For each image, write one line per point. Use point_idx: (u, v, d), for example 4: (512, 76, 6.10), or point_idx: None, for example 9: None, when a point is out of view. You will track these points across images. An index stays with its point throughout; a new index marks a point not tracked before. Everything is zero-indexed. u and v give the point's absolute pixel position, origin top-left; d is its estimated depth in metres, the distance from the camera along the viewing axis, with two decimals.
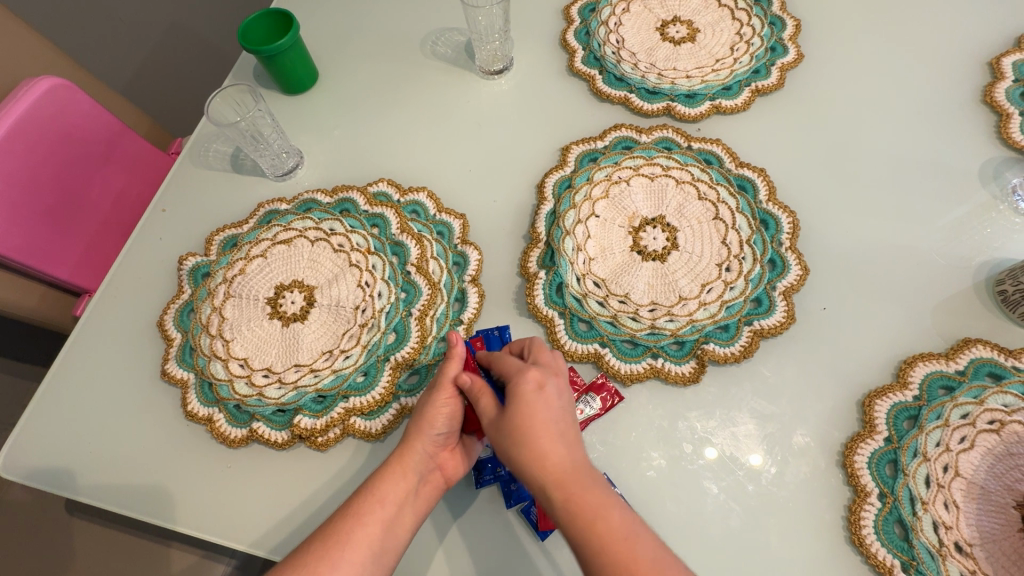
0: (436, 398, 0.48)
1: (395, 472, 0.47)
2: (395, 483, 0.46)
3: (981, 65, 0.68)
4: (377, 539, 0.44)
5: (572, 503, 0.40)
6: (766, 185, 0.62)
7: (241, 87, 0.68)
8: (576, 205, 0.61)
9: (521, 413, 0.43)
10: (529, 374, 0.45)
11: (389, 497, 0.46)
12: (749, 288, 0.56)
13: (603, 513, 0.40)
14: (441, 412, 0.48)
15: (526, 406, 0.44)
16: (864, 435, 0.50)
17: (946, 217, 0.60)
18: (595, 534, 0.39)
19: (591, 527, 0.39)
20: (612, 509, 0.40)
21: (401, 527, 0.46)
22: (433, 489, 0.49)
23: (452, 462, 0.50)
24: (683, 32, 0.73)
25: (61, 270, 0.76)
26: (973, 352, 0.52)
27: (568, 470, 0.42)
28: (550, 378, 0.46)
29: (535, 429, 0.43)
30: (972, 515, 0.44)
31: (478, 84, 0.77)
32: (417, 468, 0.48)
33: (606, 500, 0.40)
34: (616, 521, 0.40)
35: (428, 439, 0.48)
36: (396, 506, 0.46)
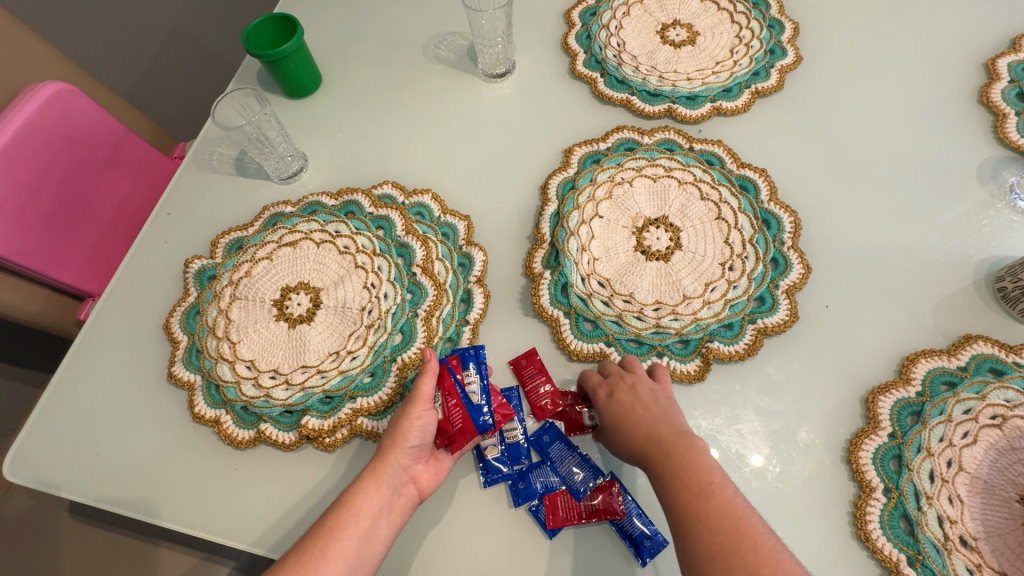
0: (412, 412, 0.50)
1: (369, 483, 0.47)
2: (370, 494, 0.47)
3: (977, 67, 0.70)
4: (352, 554, 0.44)
5: (657, 469, 0.45)
6: (768, 185, 0.63)
7: (247, 90, 0.68)
8: (580, 206, 0.62)
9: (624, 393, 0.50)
10: (600, 386, 0.52)
11: (364, 509, 0.46)
12: (753, 287, 0.56)
13: (683, 471, 0.43)
14: (415, 426, 0.50)
15: (607, 407, 0.50)
16: (868, 431, 0.51)
17: (945, 216, 0.61)
18: (676, 490, 0.43)
19: (677, 487, 0.43)
20: (687, 468, 0.43)
21: (376, 541, 0.45)
22: (408, 502, 0.49)
23: (425, 475, 0.51)
24: (683, 35, 0.74)
25: (65, 274, 0.76)
26: (975, 348, 0.52)
27: (658, 439, 0.46)
28: (619, 381, 0.51)
29: (619, 418, 0.48)
30: (976, 509, 0.44)
31: (481, 87, 0.78)
32: (392, 481, 0.48)
33: (689, 459, 0.44)
34: (695, 475, 0.43)
35: (402, 451, 0.49)
36: (369, 520, 0.46)
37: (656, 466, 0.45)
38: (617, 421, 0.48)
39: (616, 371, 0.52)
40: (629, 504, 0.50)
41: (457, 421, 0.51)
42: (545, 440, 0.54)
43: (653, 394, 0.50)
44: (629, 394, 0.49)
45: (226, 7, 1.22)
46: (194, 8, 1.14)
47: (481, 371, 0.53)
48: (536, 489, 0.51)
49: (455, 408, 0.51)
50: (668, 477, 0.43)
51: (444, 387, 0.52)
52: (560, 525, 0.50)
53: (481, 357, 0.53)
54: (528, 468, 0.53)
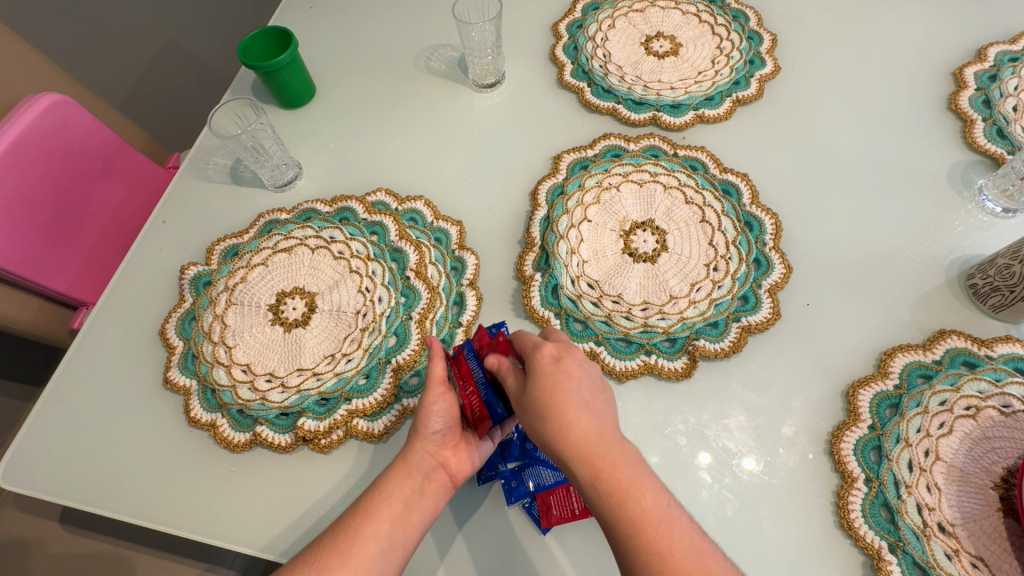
0: (431, 397, 0.50)
1: (399, 471, 0.48)
2: (400, 481, 0.48)
3: (946, 76, 0.73)
4: (386, 534, 0.45)
5: (607, 482, 0.41)
6: (749, 189, 0.65)
7: (243, 100, 0.71)
8: (569, 210, 0.64)
9: (544, 386, 0.44)
10: (546, 346, 0.47)
11: (394, 494, 0.47)
12: (736, 286, 0.58)
13: (638, 493, 0.41)
14: (436, 410, 0.50)
15: (548, 374, 0.45)
16: (849, 423, 0.52)
17: (919, 217, 0.64)
18: (635, 517, 0.40)
19: (631, 510, 0.40)
20: (646, 490, 0.41)
21: (410, 525, 0.46)
22: (440, 488, 0.49)
23: (457, 460, 0.50)
24: (666, 47, 0.77)
25: (59, 283, 0.76)
26: (949, 342, 0.55)
27: (591, 446, 0.43)
28: (568, 351, 0.47)
29: (558, 397, 0.44)
30: (953, 497, 0.46)
31: (472, 97, 0.80)
32: (421, 467, 0.49)
33: (640, 479, 0.42)
34: (650, 501, 0.40)
35: (425, 438, 0.50)
36: (402, 503, 0.47)
37: (603, 479, 0.41)
38: (556, 404, 0.44)
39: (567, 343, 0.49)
40: None
41: (476, 408, 0.48)
42: (528, 447, 0.54)
43: (589, 372, 0.47)
44: (578, 368, 0.46)
45: (219, 21, 1.24)
46: (187, 22, 1.16)
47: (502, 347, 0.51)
48: (529, 488, 0.52)
49: (473, 394, 0.49)
50: (623, 497, 0.40)
51: (462, 374, 0.51)
52: (553, 524, 0.51)
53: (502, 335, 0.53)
54: (522, 466, 0.53)
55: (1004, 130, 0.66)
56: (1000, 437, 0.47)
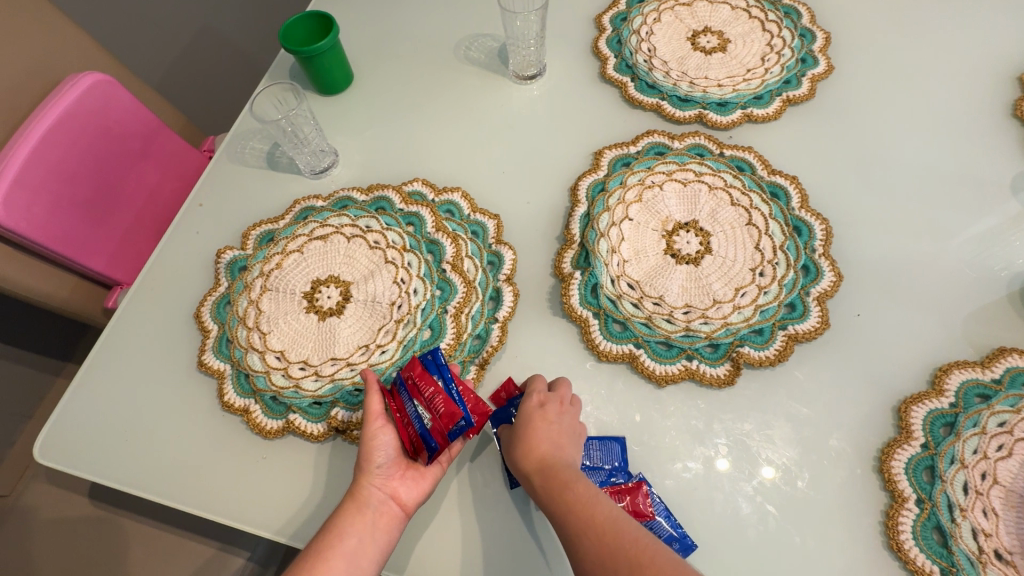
0: (370, 432, 0.51)
1: (350, 507, 0.49)
2: (352, 517, 0.48)
3: (1010, 81, 0.69)
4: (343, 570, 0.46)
5: (550, 482, 0.46)
6: (799, 193, 0.63)
7: (285, 84, 0.70)
8: (610, 208, 0.62)
9: (522, 426, 0.49)
10: (536, 394, 0.50)
11: (348, 530, 0.47)
12: (784, 293, 0.56)
13: (572, 486, 0.45)
14: (376, 446, 0.51)
15: (524, 416, 0.49)
16: (901, 441, 0.50)
17: (978, 229, 0.61)
18: (569, 504, 0.44)
19: (563, 499, 0.44)
20: (597, 504, 0.44)
21: (365, 557, 0.47)
22: (393, 518, 0.49)
23: (405, 489, 0.50)
24: (714, 42, 0.74)
25: (96, 261, 0.77)
26: (1009, 361, 0.52)
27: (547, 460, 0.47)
28: (557, 402, 0.50)
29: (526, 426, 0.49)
30: (1011, 523, 0.44)
31: (512, 88, 0.79)
32: (371, 501, 0.49)
33: (576, 476, 0.46)
34: (582, 491, 0.45)
35: (371, 472, 0.50)
36: (356, 538, 0.47)
37: (563, 491, 0.45)
38: (525, 437, 0.48)
39: (563, 394, 0.51)
40: (657, 505, 0.49)
41: (413, 439, 0.50)
42: None
43: (570, 423, 0.50)
44: (557, 418, 0.49)
45: (257, 7, 1.24)
46: (225, 6, 1.16)
47: (445, 387, 0.48)
48: None
49: (410, 425, 0.50)
50: (560, 492, 0.45)
51: (395, 405, 0.52)
52: None
53: (442, 363, 0.49)
54: None
55: None
56: None
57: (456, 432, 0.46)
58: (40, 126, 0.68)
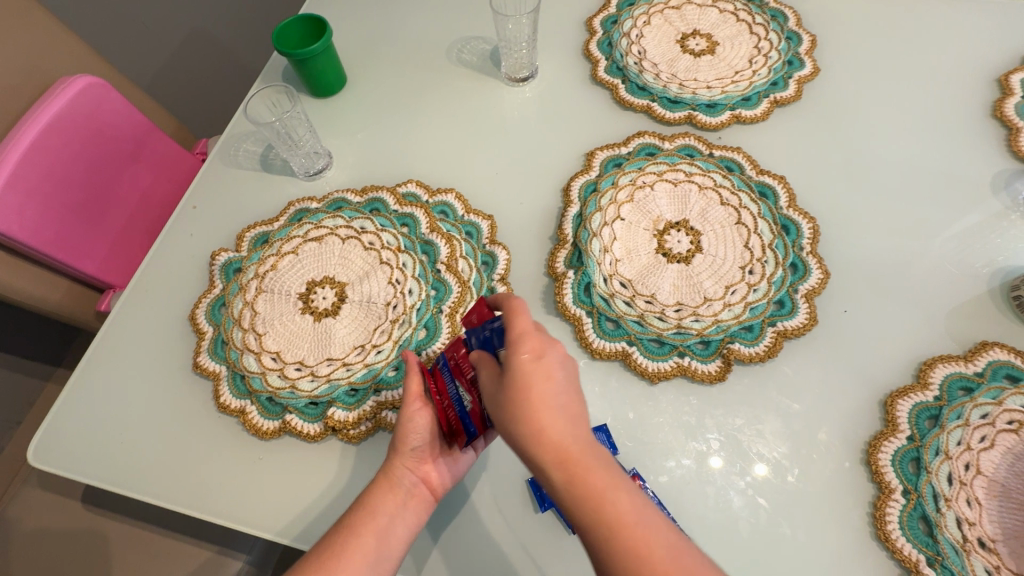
0: (408, 413, 0.51)
1: (383, 486, 0.49)
2: (384, 495, 0.49)
3: (990, 82, 0.71)
4: (372, 548, 0.46)
5: (581, 486, 0.39)
6: (787, 192, 0.64)
7: (278, 86, 0.71)
8: (603, 208, 0.63)
9: (522, 389, 0.41)
10: (529, 340, 0.42)
11: (380, 508, 0.48)
12: (772, 290, 0.57)
13: (613, 495, 0.39)
14: (414, 427, 0.51)
15: (522, 376, 0.41)
16: (887, 434, 0.51)
17: (960, 226, 0.62)
18: (608, 519, 0.38)
19: (603, 514, 0.39)
20: (615, 492, 0.39)
21: (393, 538, 0.47)
22: (422, 502, 0.50)
23: (436, 473, 0.51)
24: (703, 45, 0.76)
25: (87, 264, 0.77)
26: (991, 355, 0.54)
27: (570, 451, 0.40)
28: (550, 345, 0.43)
29: (535, 401, 0.41)
30: (994, 512, 0.45)
31: (504, 90, 0.79)
32: (403, 482, 0.50)
33: (613, 481, 0.40)
34: (625, 504, 0.39)
35: (405, 454, 0.50)
36: (387, 517, 0.48)
37: (578, 475, 0.40)
38: (534, 407, 0.41)
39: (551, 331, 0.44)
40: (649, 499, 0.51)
41: (453, 422, 0.49)
42: None
43: (569, 371, 0.43)
44: (559, 367, 0.42)
45: (249, 10, 1.25)
46: (217, 9, 1.17)
47: None
48: None
49: (450, 408, 0.49)
50: (597, 502, 0.39)
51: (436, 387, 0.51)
52: None
53: None
54: None
55: None
56: None
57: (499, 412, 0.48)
58: (31, 130, 0.68)
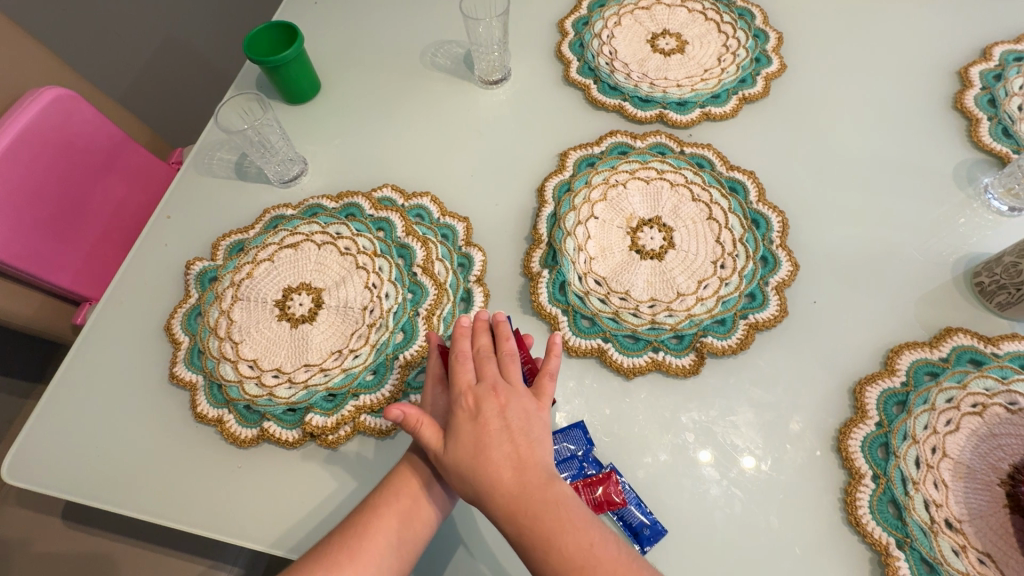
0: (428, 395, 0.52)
1: (407, 467, 0.50)
2: (409, 476, 0.49)
3: (951, 75, 0.73)
4: (397, 528, 0.46)
5: (526, 532, 0.41)
6: (756, 187, 0.65)
7: (250, 94, 0.71)
8: (576, 207, 0.64)
9: (461, 446, 0.44)
10: (466, 395, 0.47)
11: (404, 488, 0.48)
12: (743, 283, 0.58)
13: (560, 536, 0.40)
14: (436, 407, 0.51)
15: (453, 434, 0.45)
16: (856, 420, 0.52)
17: (924, 216, 0.64)
18: (556, 561, 0.39)
19: (551, 557, 0.39)
20: (564, 534, 0.40)
21: (418, 520, 0.47)
22: (448, 483, 0.50)
23: None
24: (672, 44, 0.77)
25: (62, 278, 0.76)
26: (955, 340, 0.55)
27: (516, 497, 0.42)
28: (487, 397, 0.46)
29: (479, 456, 0.43)
30: (960, 493, 0.46)
31: (478, 93, 0.80)
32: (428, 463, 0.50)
33: (561, 522, 0.40)
34: (571, 543, 0.39)
35: None
36: (411, 497, 0.48)
37: (525, 521, 0.41)
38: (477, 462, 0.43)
39: (492, 381, 0.47)
40: (628, 493, 0.51)
41: None
42: None
43: (512, 417, 0.45)
44: (497, 418, 0.45)
45: (223, 19, 1.24)
46: (190, 18, 1.16)
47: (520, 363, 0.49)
48: None
49: None
50: (543, 547, 0.40)
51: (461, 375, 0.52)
52: None
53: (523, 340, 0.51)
54: None
55: (1009, 129, 0.66)
56: (1007, 434, 0.48)
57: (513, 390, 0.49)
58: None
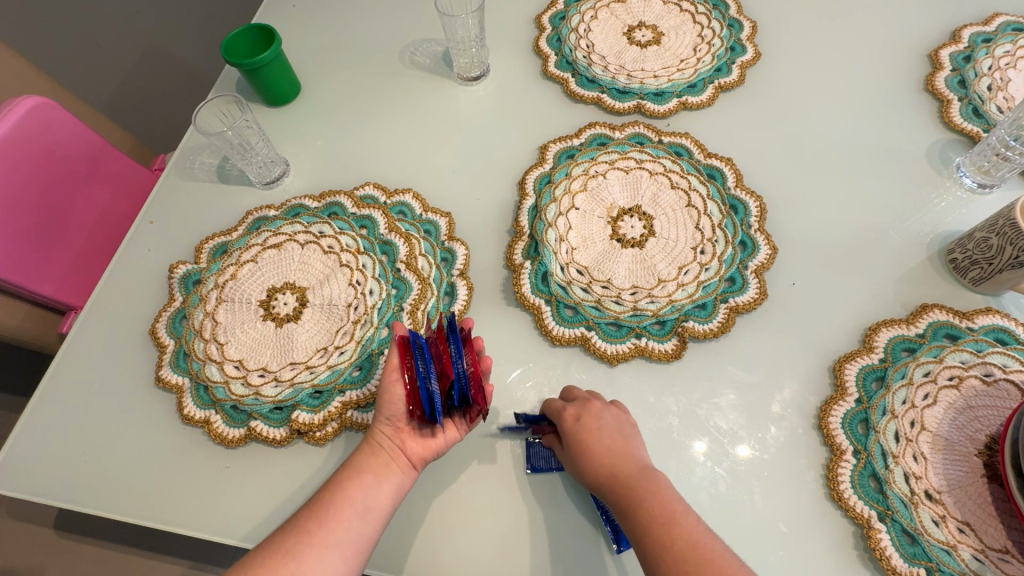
0: (385, 383, 0.51)
1: (365, 450, 0.50)
2: (365, 457, 0.49)
3: (922, 58, 0.74)
4: (360, 500, 0.47)
5: (636, 507, 0.44)
6: (734, 172, 0.66)
7: (228, 96, 0.71)
8: (557, 199, 0.64)
9: (575, 447, 0.48)
10: (568, 409, 0.50)
11: (360, 466, 0.49)
12: (723, 268, 0.59)
13: (662, 505, 0.43)
14: (392, 397, 0.50)
15: (577, 436, 0.48)
16: (837, 398, 0.53)
17: (899, 196, 0.65)
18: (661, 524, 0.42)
19: (664, 527, 0.42)
20: (673, 503, 0.44)
21: (380, 494, 0.48)
22: (400, 470, 0.49)
23: (414, 441, 0.51)
24: (648, 36, 0.78)
25: (47, 287, 0.76)
26: (931, 316, 0.56)
27: (620, 476, 0.46)
28: (585, 405, 0.50)
29: (584, 451, 0.47)
30: (939, 465, 0.47)
31: (458, 90, 0.80)
32: (383, 446, 0.50)
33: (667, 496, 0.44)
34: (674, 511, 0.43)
35: (383, 421, 0.51)
36: (372, 476, 0.48)
37: (621, 497, 0.45)
38: (583, 461, 0.47)
39: (584, 398, 0.51)
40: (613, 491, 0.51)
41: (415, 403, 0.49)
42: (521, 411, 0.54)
43: (610, 423, 0.49)
44: (597, 421, 0.49)
45: (204, 27, 1.24)
46: (169, 26, 1.16)
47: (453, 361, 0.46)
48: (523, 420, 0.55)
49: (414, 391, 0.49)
50: (647, 515, 0.43)
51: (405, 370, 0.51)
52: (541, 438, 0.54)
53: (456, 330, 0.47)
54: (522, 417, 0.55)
55: (979, 109, 0.67)
56: (984, 406, 0.48)
57: (461, 383, 0.46)
58: None
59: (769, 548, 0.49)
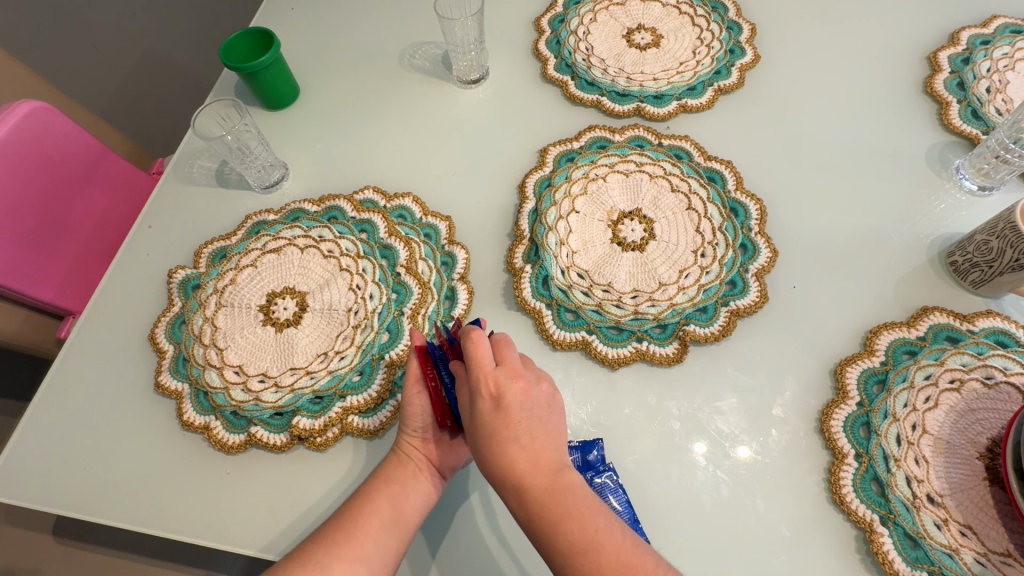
0: (407, 396, 0.50)
1: (393, 461, 0.50)
2: (393, 469, 0.50)
3: (920, 60, 0.74)
4: (388, 510, 0.47)
5: (542, 515, 0.41)
6: (734, 175, 0.66)
7: (225, 100, 0.71)
8: (557, 202, 0.64)
9: (486, 436, 0.43)
10: (484, 382, 0.44)
11: (390, 477, 0.49)
12: (724, 271, 0.59)
13: (569, 522, 0.40)
14: (416, 409, 0.50)
15: (492, 423, 0.43)
16: (838, 401, 0.53)
17: (898, 198, 0.65)
18: (565, 541, 0.39)
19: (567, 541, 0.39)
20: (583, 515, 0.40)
21: (407, 505, 0.48)
22: (429, 481, 0.50)
23: (441, 452, 0.51)
24: (648, 38, 0.77)
25: (45, 292, 0.75)
26: (932, 319, 0.56)
27: (525, 483, 0.41)
28: (508, 383, 0.44)
29: (498, 442, 0.43)
30: (941, 468, 0.47)
31: (457, 93, 0.80)
32: (411, 459, 0.50)
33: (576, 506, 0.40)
34: (579, 531, 0.39)
35: (409, 433, 0.51)
36: (399, 485, 0.48)
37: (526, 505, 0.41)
38: (494, 444, 0.43)
39: (511, 366, 0.45)
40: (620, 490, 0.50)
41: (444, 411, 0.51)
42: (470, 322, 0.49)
43: (532, 406, 0.44)
44: (520, 408, 0.43)
45: (202, 30, 1.24)
46: (167, 29, 1.15)
47: None
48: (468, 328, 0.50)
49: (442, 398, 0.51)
50: (553, 528, 0.40)
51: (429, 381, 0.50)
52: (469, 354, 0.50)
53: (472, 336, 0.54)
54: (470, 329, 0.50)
55: (978, 111, 0.67)
56: (985, 408, 0.48)
57: None
58: None
59: (770, 552, 0.49)
